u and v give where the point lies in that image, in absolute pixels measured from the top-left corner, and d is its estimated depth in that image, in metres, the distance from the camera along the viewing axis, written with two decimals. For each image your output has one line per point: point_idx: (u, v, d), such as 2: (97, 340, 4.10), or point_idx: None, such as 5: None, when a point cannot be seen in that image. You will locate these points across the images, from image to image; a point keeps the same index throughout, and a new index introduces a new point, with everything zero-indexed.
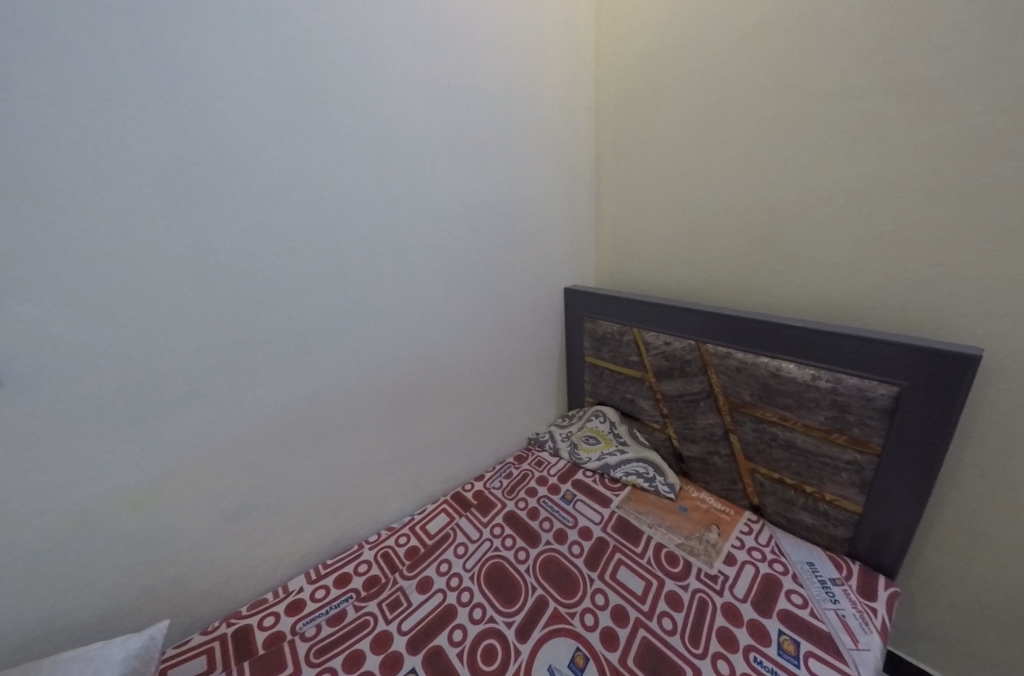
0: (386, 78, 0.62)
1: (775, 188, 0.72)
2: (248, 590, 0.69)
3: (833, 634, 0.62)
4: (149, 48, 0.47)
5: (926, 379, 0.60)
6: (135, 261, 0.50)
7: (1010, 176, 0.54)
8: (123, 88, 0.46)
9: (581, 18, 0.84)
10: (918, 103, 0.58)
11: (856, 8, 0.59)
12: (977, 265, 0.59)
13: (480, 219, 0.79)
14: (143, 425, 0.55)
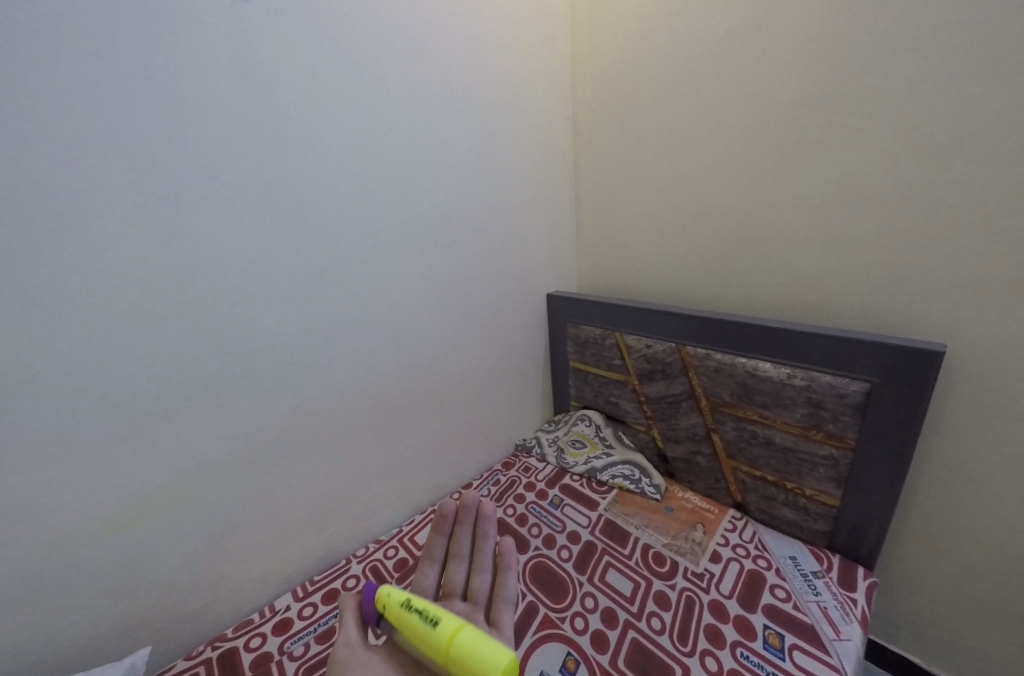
0: (363, 90, 0.62)
1: (747, 193, 0.74)
2: (233, 611, 0.68)
3: (815, 626, 0.64)
4: (119, 60, 0.46)
5: (895, 374, 0.63)
6: (108, 280, 0.49)
7: (963, 180, 0.57)
8: (91, 103, 0.45)
9: (555, 29, 0.86)
10: (879, 111, 0.60)
11: (817, 20, 0.62)
12: (936, 265, 0.61)
13: (460, 229, 0.79)
14: (121, 447, 0.54)
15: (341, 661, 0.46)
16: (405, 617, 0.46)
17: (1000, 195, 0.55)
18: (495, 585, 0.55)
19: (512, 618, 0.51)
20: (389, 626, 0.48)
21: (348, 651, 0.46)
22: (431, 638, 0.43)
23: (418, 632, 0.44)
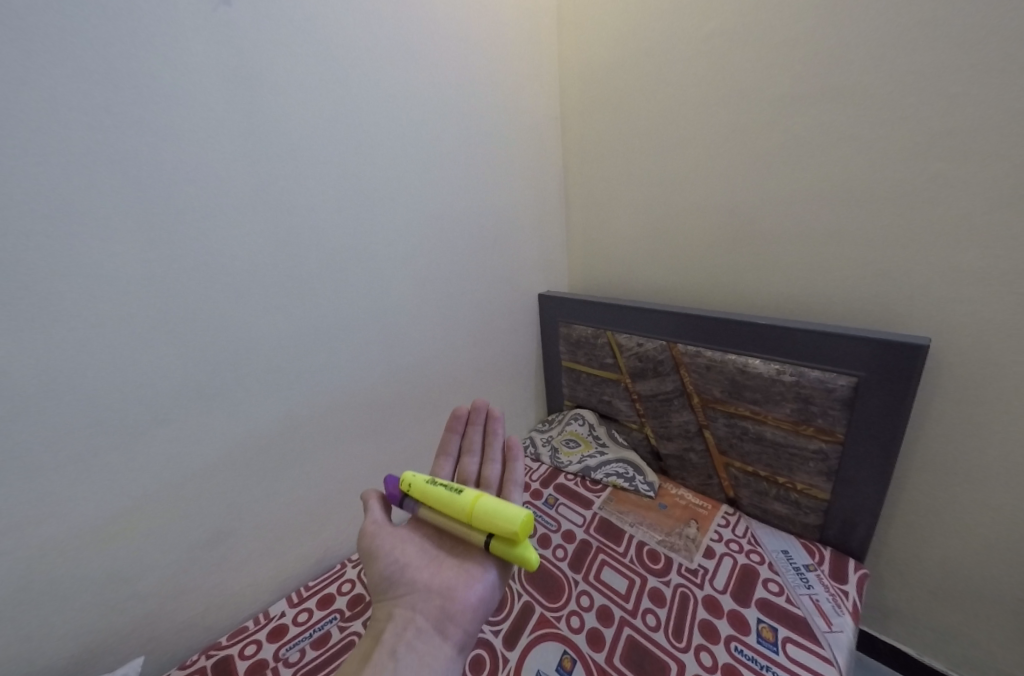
0: (348, 93, 0.62)
1: (735, 191, 0.75)
2: (227, 618, 0.68)
3: (808, 619, 0.65)
4: (99, 64, 0.45)
5: (882, 369, 0.63)
6: (91, 289, 0.48)
7: (945, 176, 0.58)
8: (69, 107, 0.44)
9: (542, 29, 0.85)
10: (862, 109, 0.61)
11: (800, 18, 0.62)
12: (921, 260, 0.62)
13: (450, 231, 0.79)
14: (109, 458, 0.53)
15: (372, 531, 0.59)
16: (429, 491, 0.58)
17: (981, 190, 0.56)
18: (504, 472, 0.66)
19: (521, 495, 0.62)
20: (414, 501, 0.60)
21: (376, 525, 0.60)
22: (453, 503, 0.55)
23: (441, 501, 0.56)
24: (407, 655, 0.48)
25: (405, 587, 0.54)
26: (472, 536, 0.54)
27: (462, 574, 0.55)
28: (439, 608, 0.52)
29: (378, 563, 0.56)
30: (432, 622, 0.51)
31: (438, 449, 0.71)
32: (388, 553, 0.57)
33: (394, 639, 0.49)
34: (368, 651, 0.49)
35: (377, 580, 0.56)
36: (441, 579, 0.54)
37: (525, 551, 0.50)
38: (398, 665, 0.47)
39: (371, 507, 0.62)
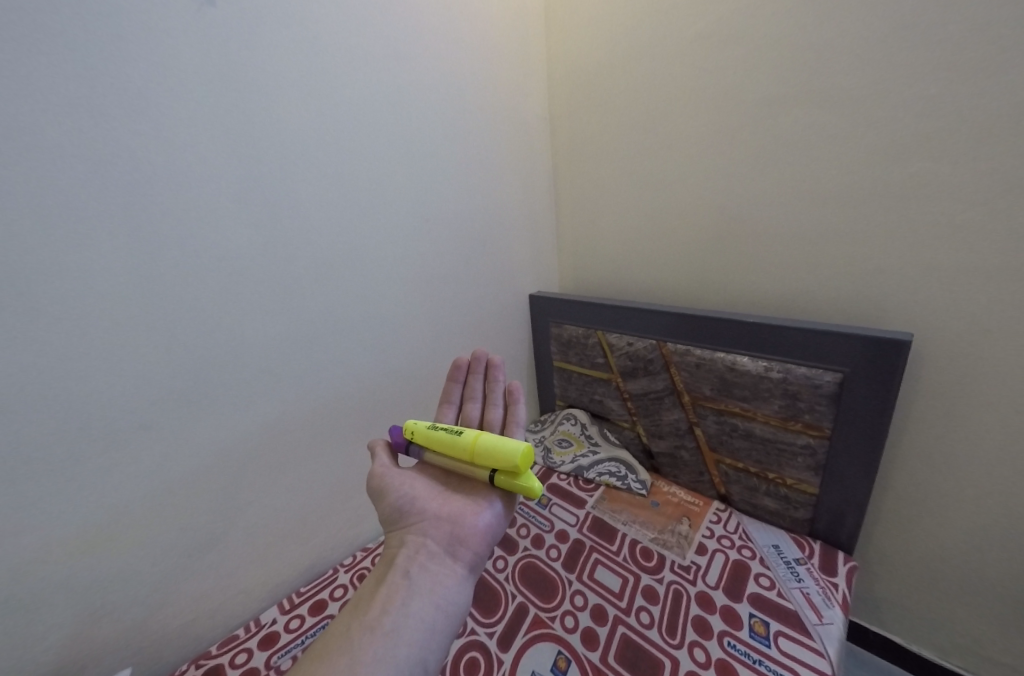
0: (336, 96, 0.61)
1: (721, 191, 0.75)
2: (217, 627, 0.67)
3: (799, 612, 0.65)
4: (77, 63, 0.44)
5: (866, 365, 0.64)
6: (72, 292, 0.47)
7: (923, 175, 0.59)
8: (46, 106, 0.44)
9: (530, 32, 0.86)
10: (843, 109, 0.62)
11: (782, 22, 0.63)
12: (901, 258, 0.64)
13: (440, 233, 0.79)
14: (93, 466, 0.52)
15: (379, 472, 0.60)
16: (432, 436, 0.59)
17: (957, 189, 0.58)
18: (507, 416, 0.69)
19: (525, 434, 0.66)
20: (419, 446, 0.61)
21: (383, 467, 0.61)
22: (456, 443, 0.56)
23: (443, 443, 0.57)
24: (420, 576, 0.50)
25: (415, 517, 0.56)
26: (477, 472, 0.56)
27: (470, 505, 0.57)
28: (449, 533, 0.54)
29: (388, 498, 0.58)
30: (443, 546, 0.53)
31: (441, 398, 0.74)
32: (397, 488, 0.58)
33: (408, 560, 0.52)
34: (382, 574, 0.51)
35: (388, 513, 0.57)
36: (450, 509, 0.56)
37: (530, 482, 0.52)
38: (412, 584, 0.49)
39: (377, 453, 0.63)
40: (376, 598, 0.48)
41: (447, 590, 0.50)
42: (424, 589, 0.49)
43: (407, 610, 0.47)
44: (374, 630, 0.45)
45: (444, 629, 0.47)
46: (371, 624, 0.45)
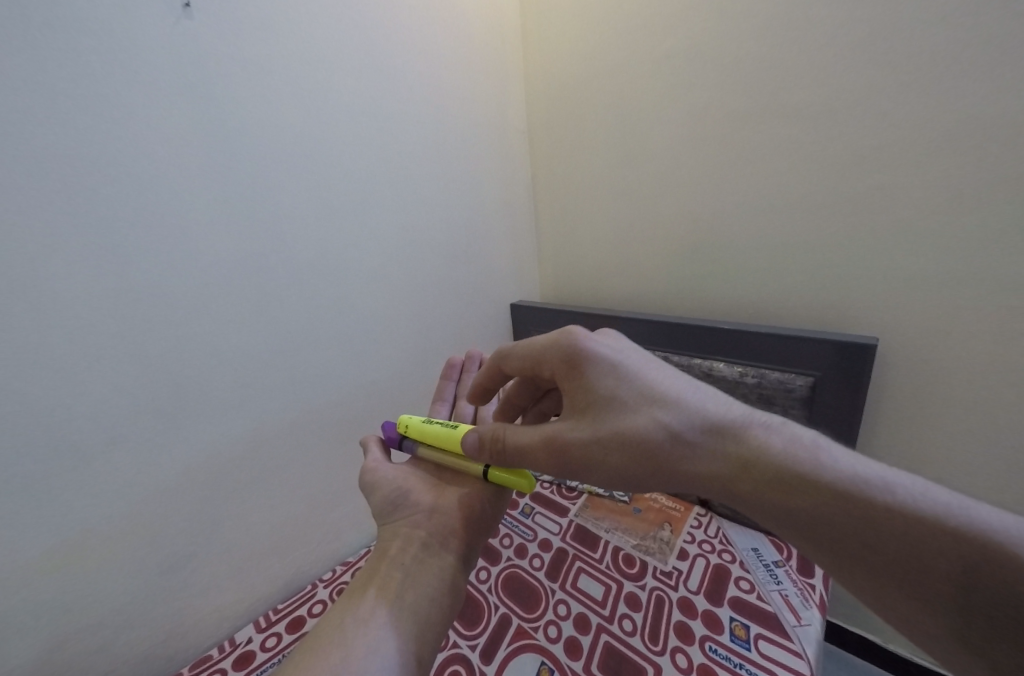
0: (314, 107, 0.62)
1: (694, 200, 0.78)
2: (190, 648, 0.65)
3: (778, 614, 0.66)
4: (48, 68, 0.44)
5: (835, 369, 0.67)
6: (41, 300, 0.46)
7: (882, 186, 0.62)
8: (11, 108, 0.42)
9: (507, 45, 0.88)
10: (808, 123, 0.65)
11: (748, 39, 0.66)
12: (867, 264, 0.66)
13: (422, 242, 0.80)
14: (59, 482, 0.50)
15: (372, 466, 0.60)
16: (427, 429, 0.60)
17: (916, 199, 0.60)
18: None
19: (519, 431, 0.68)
20: (413, 440, 0.62)
21: (376, 461, 0.61)
22: (451, 437, 0.57)
23: (438, 437, 0.57)
24: (414, 568, 0.49)
25: (405, 510, 0.56)
26: (470, 467, 0.56)
27: (463, 500, 0.58)
28: (442, 525, 0.54)
29: (380, 492, 0.57)
30: (437, 537, 0.53)
31: (434, 396, 0.75)
32: (389, 482, 0.58)
33: (401, 552, 0.51)
34: (373, 568, 0.50)
35: (380, 506, 0.57)
36: (444, 503, 0.57)
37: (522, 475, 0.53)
38: (404, 576, 0.49)
39: (370, 448, 0.63)
40: (367, 591, 0.47)
41: (439, 581, 0.49)
42: (418, 581, 0.48)
43: (401, 603, 0.46)
44: (367, 623, 0.44)
45: (439, 620, 0.47)
46: (364, 618, 0.44)
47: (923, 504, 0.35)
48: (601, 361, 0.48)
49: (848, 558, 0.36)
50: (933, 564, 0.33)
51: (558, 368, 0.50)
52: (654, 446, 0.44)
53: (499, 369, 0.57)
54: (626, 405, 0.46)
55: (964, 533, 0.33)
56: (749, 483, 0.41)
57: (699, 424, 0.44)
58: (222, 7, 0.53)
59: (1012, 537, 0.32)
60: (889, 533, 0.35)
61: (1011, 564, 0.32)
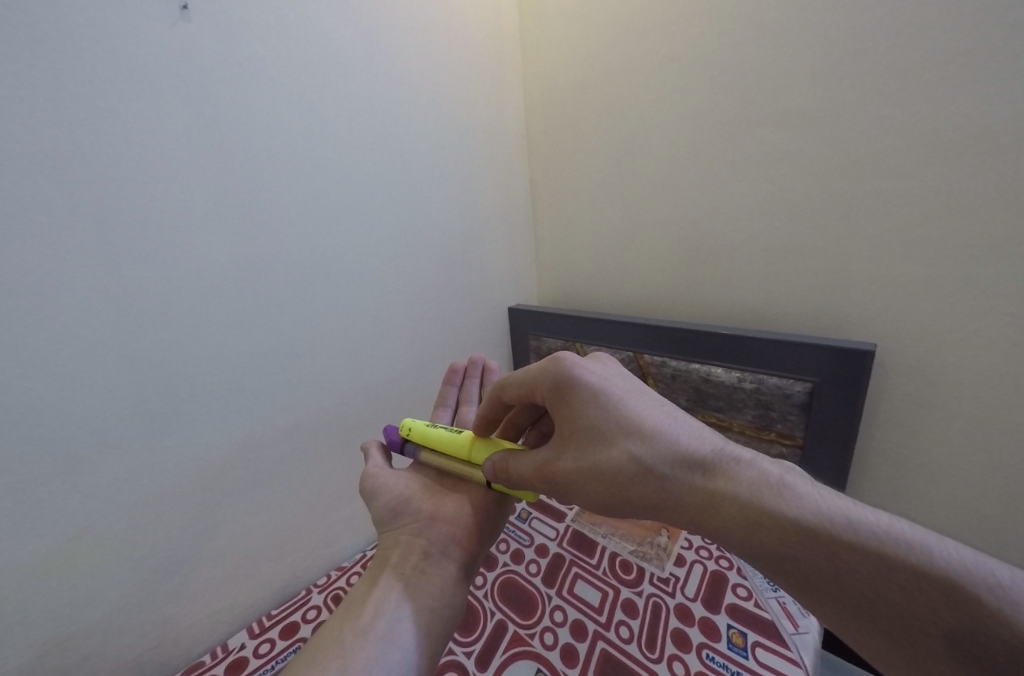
0: (312, 109, 0.62)
1: (692, 206, 0.78)
2: (182, 654, 0.65)
3: (775, 622, 0.66)
4: (47, 69, 0.44)
5: (833, 375, 0.67)
6: (35, 302, 0.46)
7: (878, 194, 0.62)
8: (11, 109, 0.42)
9: (506, 50, 0.88)
10: (806, 127, 0.65)
11: (746, 45, 0.66)
12: (865, 270, 0.66)
13: (419, 245, 0.80)
14: (51, 486, 0.50)
15: (373, 473, 0.59)
16: (430, 434, 0.60)
17: (913, 206, 0.60)
18: None
19: None
20: (415, 444, 0.61)
21: (377, 468, 0.60)
22: (453, 444, 0.58)
23: (441, 441, 0.58)
24: (415, 578, 0.49)
25: (405, 520, 0.55)
26: (473, 472, 0.56)
27: (464, 508, 0.57)
28: (445, 534, 0.54)
29: (377, 501, 0.57)
30: (439, 546, 0.53)
31: (436, 401, 0.75)
32: (389, 489, 0.57)
33: (401, 562, 0.50)
34: (373, 577, 0.49)
35: (379, 515, 0.56)
36: (448, 513, 0.56)
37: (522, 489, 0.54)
38: (404, 586, 0.48)
39: (372, 454, 0.62)
40: (368, 602, 0.47)
41: (439, 591, 0.49)
42: (419, 592, 0.48)
43: (400, 613, 0.45)
44: (367, 634, 0.43)
45: (439, 633, 0.46)
46: (363, 629, 0.44)
47: (888, 541, 0.34)
48: (583, 390, 0.48)
49: (818, 595, 0.36)
50: (897, 603, 0.33)
51: (549, 396, 0.50)
52: (630, 478, 0.44)
53: (498, 400, 0.55)
54: (604, 436, 0.46)
55: (926, 570, 0.33)
56: (719, 518, 0.40)
57: (672, 457, 0.43)
58: (220, 10, 0.53)
59: (972, 574, 0.32)
60: (853, 573, 0.34)
61: (971, 604, 0.31)
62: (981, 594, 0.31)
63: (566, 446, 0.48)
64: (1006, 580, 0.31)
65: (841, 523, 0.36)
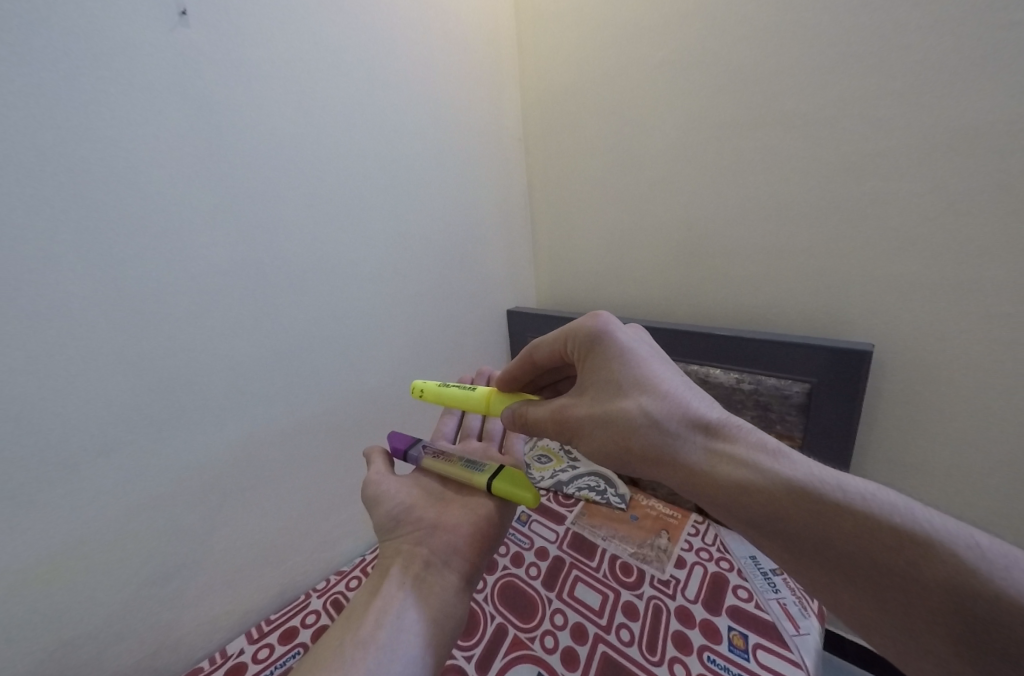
0: (310, 114, 0.62)
1: (690, 207, 0.78)
2: (181, 659, 0.64)
3: (776, 624, 0.66)
4: (44, 74, 0.44)
5: (831, 375, 0.67)
6: (33, 308, 0.46)
7: (873, 194, 0.63)
8: (7, 115, 0.42)
9: (503, 54, 0.89)
10: (802, 129, 0.65)
11: (742, 48, 0.67)
12: (862, 271, 0.66)
13: (417, 249, 0.80)
14: (49, 491, 0.49)
15: (375, 480, 0.59)
16: (444, 392, 0.62)
17: (909, 207, 0.61)
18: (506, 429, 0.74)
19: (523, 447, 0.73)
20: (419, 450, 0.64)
21: (378, 474, 0.60)
22: (470, 398, 0.61)
23: (457, 398, 0.61)
24: (417, 587, 0.49)
25: (407, 527, 0.55)
26: (473, 478, 0.57)
27: (464, 514, 0.57)
28: (446, 543, 0.53)
29: (379, 507, 0.57)
30: (440, 555, 0.52)
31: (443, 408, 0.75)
32: (393, 495, 0.57)
33: (403, 570, 0.50)
34: (374, 587, 0.49)
35: (382, 522, 0.56)
36: (448, 519, 0.56)
37: (522, 493, 0.54)
38: (407, 595, 0.48)
39: (374, 460, 0.63)
40: (369, 610, 0.46)
41: (442, 601, 0.48)
42: (420, 601, 0.47)
43: (401, 623, 0.45)
44: (368, 644, 0.43)
45: (440, 640, 0.46)
46: (364, 639, 0.44)
47: (874, 503, 0.35)
48: (610, 346, 0.51)
49: (801, 552, 0.36)
50: (879, 559, 0.33)
51: (580, 349, 0.53)
52: (633, 430, 0.45)
53: (530, 357, 0.58)
54: (620, 390, 0.48)
55: (907, 530, 0.33)
56: (716, 476, 0.40)
57: (679, 415, 0.44)
58: (219, 16, 0.53)
59: (952, 538, 0.32)
60: (839, 531, 0.35)
61: (950, 564, 0.31)
62: (961, 554, 0.31)
63: (586, 396, 0.51)
64: (988, 547, 0.31)
65: (829, 486, 0.36)
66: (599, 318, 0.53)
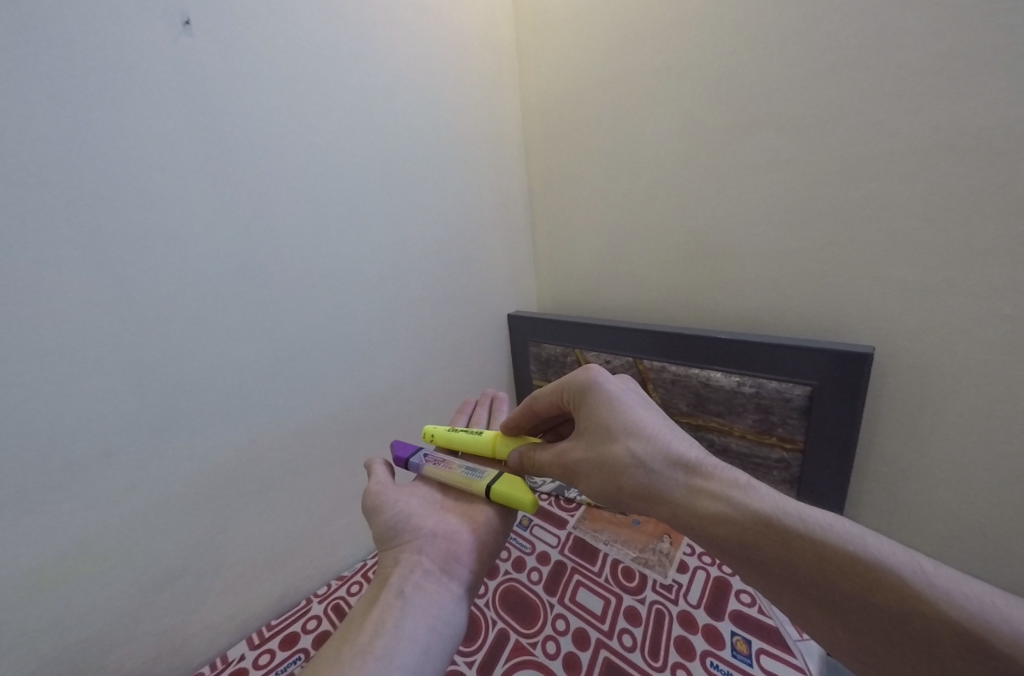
0: (311, 119, 0.63)
1: (690, 211, 0.78)
2: (182, 665, 0.64)
3: (780, 629, 0.66)
4: (49, 80, 0.45)
5: (831, 379, 0.67)
6: (38, 315, 0.46)
7: (872, 197, 0.63)
8: (14, 122, 0.43)
9: (503, 60, 0.90)
10: (801, 132, 0.65)
11: (740, 53, 0.67)
12: (865, 273, 0.66)
13: (419, 253, 0.80)
14: (52, 497, 0.50)
15: (376, 489, 0.59)
16: (453, 437, 0.65)
17: (909, 209, 0.61)
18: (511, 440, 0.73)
19: None
20: (421, 458, 0.63)
21: (379, 484, 0.60)
22: (478, 443, 0.62)
23: (466, 443, 0.63)
24: (416, 595, 0.48)
25: (407, 534, 0.55)
26: (474, 484, 0.57)
27: (463, 522, 0.57)
28: (444, 550, 0.53)
29: (379, 513, 0.57)
30: (439, 563, 0.52)
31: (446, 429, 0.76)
32: (393, 506, 0.57)
33: (401, 578, 0.50)
34: (374, 596, 0.49)
35: (381, 531, 0.55)
36: (446, 527, 0.56)
37: (523, 495, 0.54)
38: (406, 603, 0.47)
39: (375, 471, 0.62)
40: (368, 619, 0.46)
41: (441, 609, 0.48)
42: (419, 609, 0.47)
43: (398, 632, 0.45)
44: (365, 655, 0.43)
45: (438, 650, 0.46)
46: (361, 649, 0.43)
47: (831, 533, 0.36)
48: (599, 392, 0.51)
49: (770, 582, 0.38)
50: (836, 586, 0.35)
51: (574, 399, 0.53)
52: (624, 472, 0.47)
53: (531, 409, 0.58)
54: (611, 436, 0.49)
55: (861, 560, 0.35)
56: (693, 513, 0.42)
57: (661, 454, 0.46)
58: (221, 23, 0.54)
59: (899, 564, 0.34)
60: (800, 562, 0.36)
61: (896, 588, 0.33)
62: (908, 579, 0.33)
63: (578, 443, 0.51)
64: (931, 571, 0.33)
65: (791, 517, 0.38)
66: (589, 372, 0.53)
